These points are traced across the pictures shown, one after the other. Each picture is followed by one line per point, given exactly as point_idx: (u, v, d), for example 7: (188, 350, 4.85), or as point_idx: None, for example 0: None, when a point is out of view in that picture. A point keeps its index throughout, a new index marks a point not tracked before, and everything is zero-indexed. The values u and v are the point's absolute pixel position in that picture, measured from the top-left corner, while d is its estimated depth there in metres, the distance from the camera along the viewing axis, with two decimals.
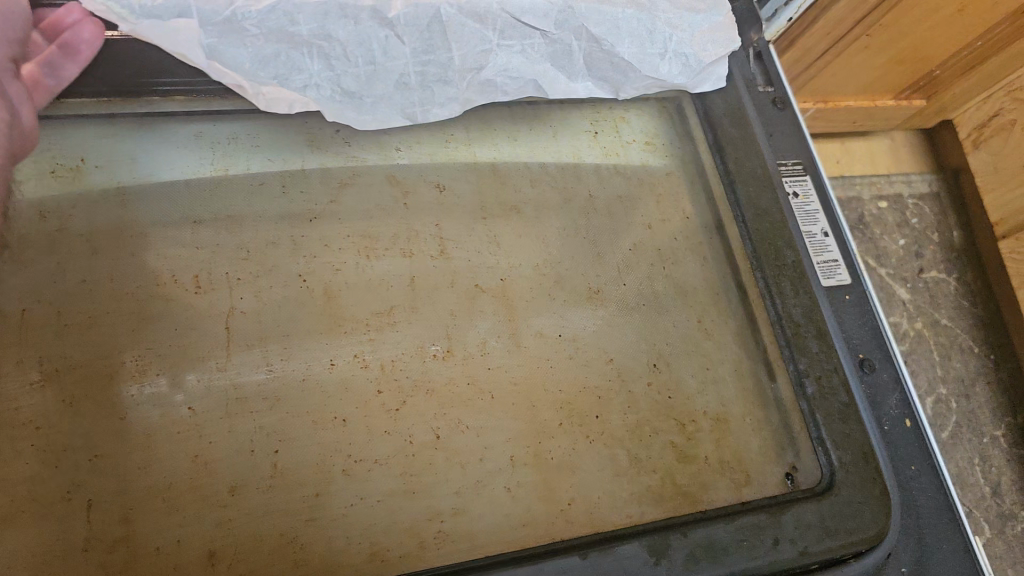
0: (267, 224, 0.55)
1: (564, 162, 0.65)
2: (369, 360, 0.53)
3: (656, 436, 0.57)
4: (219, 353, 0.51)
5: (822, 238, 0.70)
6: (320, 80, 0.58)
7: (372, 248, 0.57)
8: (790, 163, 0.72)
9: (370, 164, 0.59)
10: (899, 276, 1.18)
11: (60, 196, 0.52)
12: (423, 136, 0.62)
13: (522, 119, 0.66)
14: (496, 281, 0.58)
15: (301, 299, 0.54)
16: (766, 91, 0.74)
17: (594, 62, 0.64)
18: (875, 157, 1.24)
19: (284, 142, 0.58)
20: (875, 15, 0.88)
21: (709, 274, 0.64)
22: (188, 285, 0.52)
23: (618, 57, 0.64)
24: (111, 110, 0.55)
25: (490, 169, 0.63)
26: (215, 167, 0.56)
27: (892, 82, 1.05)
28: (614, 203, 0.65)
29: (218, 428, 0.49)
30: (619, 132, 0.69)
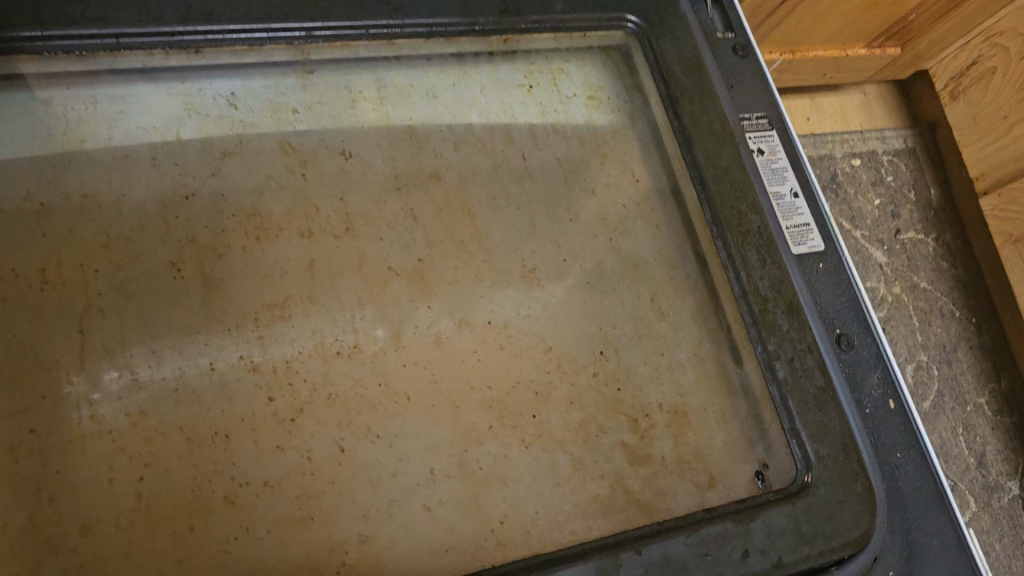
0: (132, 210, 0.46)
1: (493, 121, 0.57)
2: (258, 362, 0.45)
3: (604, 435, 0.49)
4: (69, 362, 0.42)
5: (791, 199, 0.62)
6: None
7: (263, 230, 0.49)
8: (754, 117, 0.64)
9: (260, 130, 0.51)
10: (875, 239, 1.11)
11: None
12: (323, 95, 0.53)
13: (442, 72, 0.57)
14: (412, 262, 0.51)
15: (175, 291, 0.45)
16: (726, 37, 0.66)
17: None
18: (847, 113, 1.17)
19: (152, 104, 0.49)
20: None
21: (662, 245, 0.57)
22: (32, 280, 0.43)
23: None
24: None
25: (405, 133, 0.55)
26: (69, 136, 0.47)
27: (863, 30, 0.97)
28: (552, 167, 0.58)
29: (68, 455, 0.40)
30: (558, 86, 0.60)
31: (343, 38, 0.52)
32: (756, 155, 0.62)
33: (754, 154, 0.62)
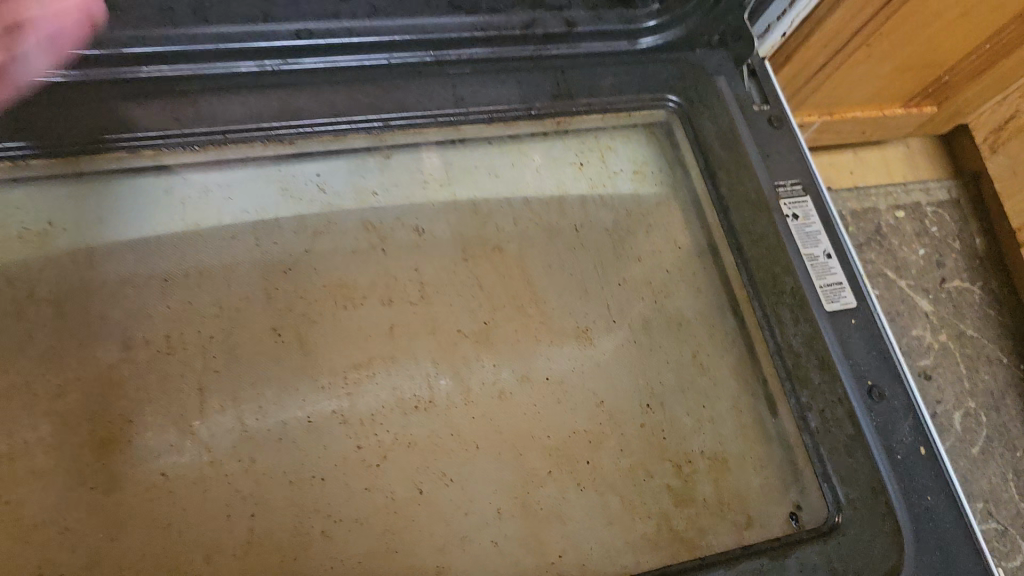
0: (239, 282, 0.55)
1: (546, 197, 0.64)
2: (348, 416, 0.52)
3: (652, 478, 0.55)
4: (191, 415, 0.50)
5: (824, 259, 0.67)
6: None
7: (351, 297, 0.57)
8: (789, 184, 0.70)
9: (345, 210, 0.59)
10: (920, 288, 1.15)
11: (27, 259, 0.52)
12: (398, 176, 0.62)
13: (501, 152, 0.65)
14: (478, 325, 0.58)
15: (276, 352, 0.53)
16: (762, 109, 0.72)
17: None
18: (891, 167, 1.22)
19: (255, 190, 0.58)
20: (872, 24, 0.80)
21: (703, 306, 0.63)
22: (160, 345, 0.51)
23: None
24: (80, 167, 0.53)
25: (469, 208, 0.62)
26: (187, 223, 0.56)
27: (901, 90, 0.97)
28: (603, 237, 0.64)
29: (191, 493, 0.48)
30: (606, 161, 0.68)
31: (414, 126, 0.60)
32: (790, 219, 0.68)
33: (789, 218, 0.67)
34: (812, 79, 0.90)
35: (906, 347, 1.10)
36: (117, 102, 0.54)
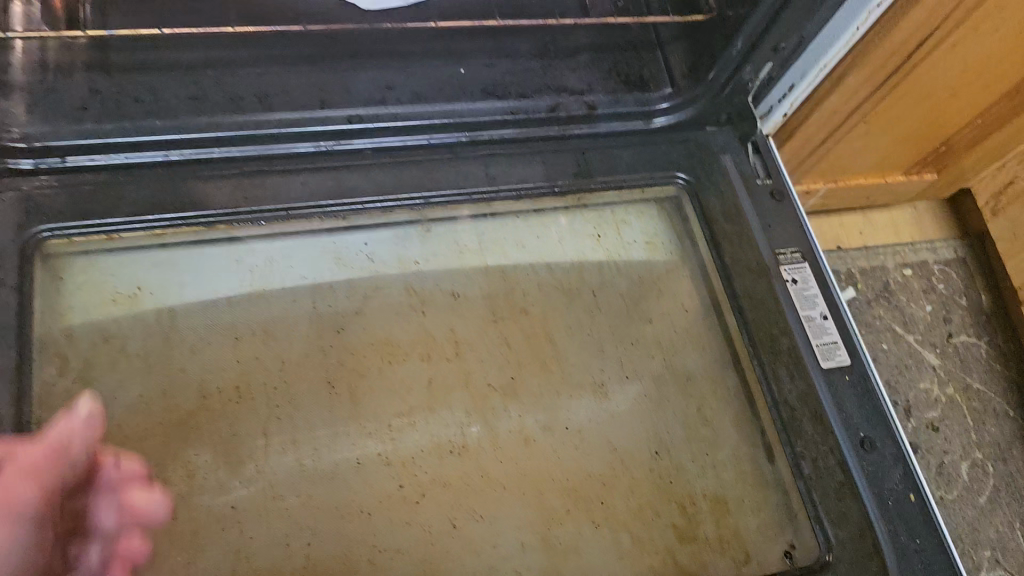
0: (298, 340, 0.64)
1: (567, 266, 0.72)
2: (392, 458, 0.60)
3: (658, 517, 0.62)
4: (256, 456, 0.59)
5: (821, 321, 0.70)
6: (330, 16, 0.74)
7: (395, 354, 0.65)
8: (788, 252, 0.73)
9: (390, 276, 0.68)
10: (927, 342, 1.20)
11: (121, 320, 0.62)
12: (437, 249, 0.70)
13: (527, 224, 0.72)
14: (506, 379, 0.66)
15: (331, 402, 0.62)
16: (765, 182, 0.77)
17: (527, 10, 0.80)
18: (899, 226, 1.28)
19: (312, 260, 0.67)
20: (867, 105, 0.86)
21: (708, 363, 0.70)
22: (230, 395, 0.61)
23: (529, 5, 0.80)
24: (162, 239, 0.63)
25: (499, 274, 0.71)
26: (252, 287, 0.65)
27: (901, 159, 1.03)
28: (618, 302, 0.72)
29: (256, 524, 0.56)
30: (620, 234, 0.75)
31: (450, 202, 0.69)
32: (789, 283, 0.71)
33: (787, 282, 0.71)
34: (814, 153, 0.96)
35: (913, 399, 1.15)
36: (191, 181, 0.63)
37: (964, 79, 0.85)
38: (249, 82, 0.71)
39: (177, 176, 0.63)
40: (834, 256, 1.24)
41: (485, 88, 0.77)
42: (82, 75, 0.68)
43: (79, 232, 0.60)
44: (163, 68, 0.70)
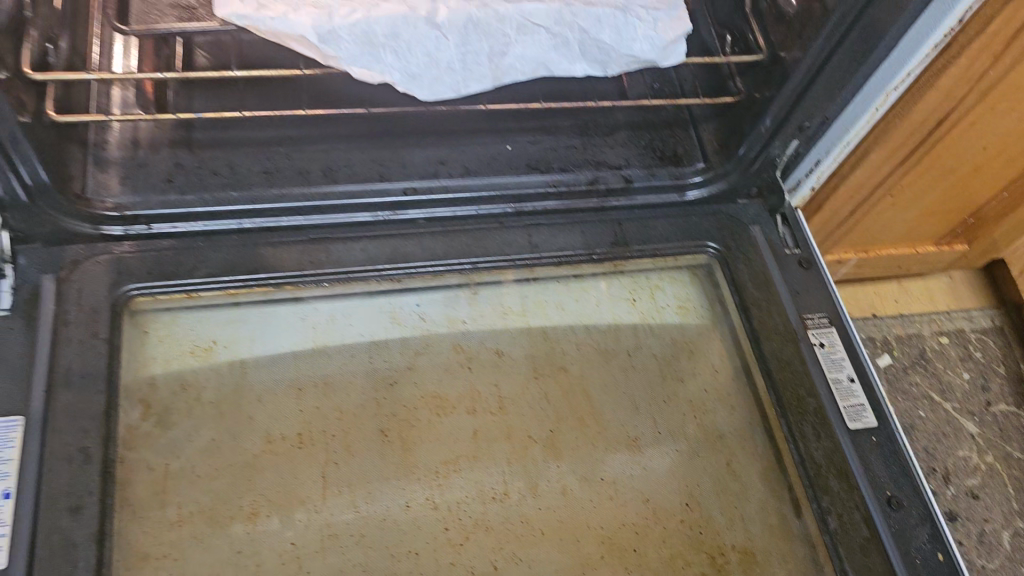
0: (356, 392, 0.70)
1: (604, 327, 0.77)
2: (438, 502, 0.66)
3: (688, 567, 0.66)
4: (315, 499, 0.65)
5: (848, 383, 0.74)
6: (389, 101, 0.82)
7: (443, 407, 0.71)
8: (815, 317, 0.78)
9: (440, 335, 0.74)
10: (965, 410, 1.22)
11: (198, 369, 0.69)
12: (484, 309, 0.76)
13: (567, 287, 0.78)
14: (546, 432, 0.70)
15: (384, 449, 0.68)
16: (793, 252, 0.83)
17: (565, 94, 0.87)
18: (935, 295, 1.31)
19: (370, 318, 0.74)
20: (891, 180, 0.91)
21: (737, 421, 0.74)
22: (293, 440, 0.67)
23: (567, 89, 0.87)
24: (235, 298, 0.71)
25: (540, 334, 0.76)
26: (315, 343, 0.72)
27: (929, 232, 1.07)
28: (652, 363, 0.76)
29: (314, 559, 0.62)
30: (655, 298, 0.80)
31: (496, 267, 0.75)
32: (816, 347, 0.75)
33: (814, 346, 0.75)
34: (842, 226, 1.00)
35: (951, 466, 1.16)
36: (265, 247, 0.72)
37: (985, 156, 0.90)
38: (316, 157, 0.79)
39: (254, 243, 0.72)
40: (870, 322, 1.27)
41: (531, 163, 0.83)
42: (168, 151, 0.77)
43: (164, 291, 0.69)
44: (240, 146, 0.78)
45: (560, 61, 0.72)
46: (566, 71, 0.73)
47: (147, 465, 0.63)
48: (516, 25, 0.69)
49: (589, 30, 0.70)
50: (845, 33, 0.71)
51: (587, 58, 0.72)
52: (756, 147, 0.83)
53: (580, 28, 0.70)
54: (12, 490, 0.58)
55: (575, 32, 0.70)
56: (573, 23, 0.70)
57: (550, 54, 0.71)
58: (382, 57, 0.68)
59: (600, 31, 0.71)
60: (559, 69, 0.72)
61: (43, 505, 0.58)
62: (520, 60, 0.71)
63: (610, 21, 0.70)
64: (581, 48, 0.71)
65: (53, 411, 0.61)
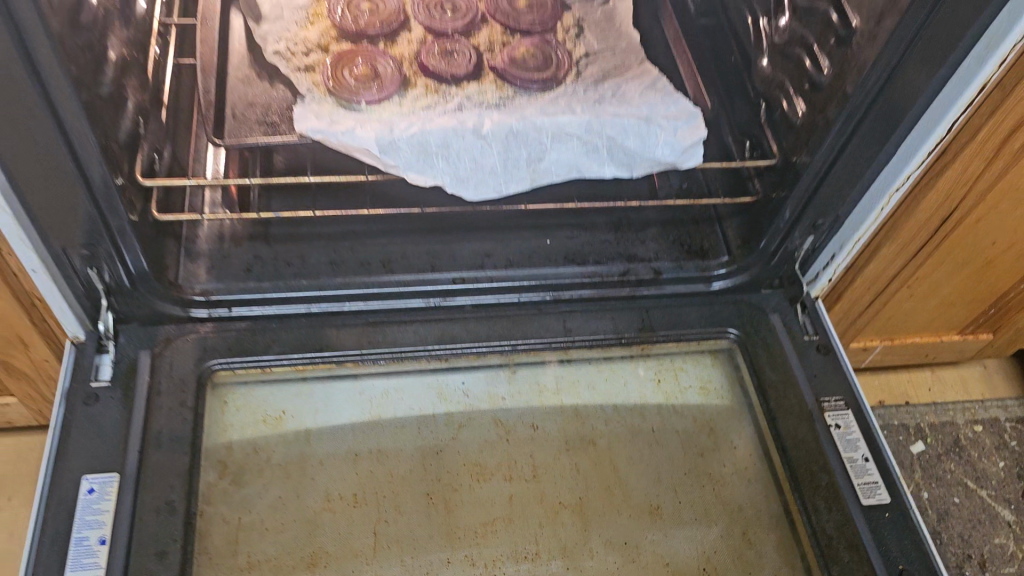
0: (405, 459, 0.79)
1: (630, 405, 0.85)
2: (476, 560, 0.74)
3: None
4: (367, 553, 0.73)
5: (863, 462, 0.79)
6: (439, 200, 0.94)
7: (482, 472, 0.79)
8: (831, 400, 0.83)
9: (481, 410, 0.83)
10: (1002, 498, 1.23)
11: (268, 435, 0.79)
12: (521, 388, 0.84)
13: (598, 369, 0.86)
14: (575, 498, 0.78)
15: (429, 510, 0.76)
16: (811, 338, 0.89)
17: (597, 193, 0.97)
18: (969, 385, 1.35)
19: (420, 393, 0.83)
20: (906, 273, 0.97)
21: (753, 494, 0.80)
22: (349, 500, 0.76)
23: (599, 188, 0.98)
24: (304, 373, 0.82)
25: (572, 412, 0.83)
26: (371, 415, 0.81)
27: (952, 322, 1.12)
28: (674, 438, 0.83)
29: None
30: (679, 379, 0.87)
31: (534, 349, 0.84)
32: (831, 428, 0.81)
33: (830, 427, 0.81)
34: (865, 315, 1.06)
35: (988, 553, 1.17)
36: (332, 329, 0.83)
37: (997, 250, 0.96)
38: (376, 251, 0.90)
39: (323, 325, 0.83)
40: (903, 409, 1.31)
41: (568, 256, 0.93)
42: (248, 245, 0.89)
43: (242, 365, 0.80)
44: (310, 240, 0.90)
45: (590, 163, 0.81)
46: (597, 173, 0.82)
47: (222, 518, 0.73)
48: (551, 133, 0.79)
49: (615, 138, 0.80)
50: (846, 139, 0.79)
51: (615, 161, 0.81)
52: (776, 238, 0.91)
53: (608, 136, 0.79)
54: (107, 537, 0.67)
55: (604, 140, 0.79)
56: (601, 132, 0.79)
57: (582, 158, 0.81)
58: (435, 163, 0.78)
59: (626, 139, 0.80)
60: (590, 171, 0.82)
61: (134, 550, 0.67)
62: (555, 164, 0.81)
63: (634, 130, 0.79)
64: (610, 153, 0.81)
65: (145, 468, 0.71)
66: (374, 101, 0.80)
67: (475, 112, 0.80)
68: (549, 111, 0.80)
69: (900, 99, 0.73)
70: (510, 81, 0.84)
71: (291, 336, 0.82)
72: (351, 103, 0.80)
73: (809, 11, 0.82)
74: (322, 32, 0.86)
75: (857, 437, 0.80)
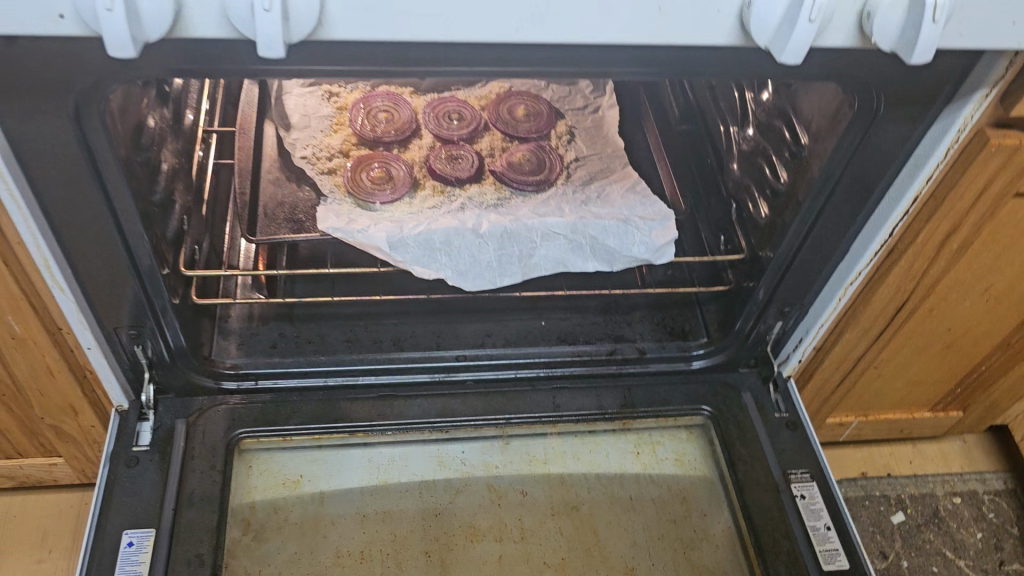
0: (407, 521, 0.89)
1: (611, 474, 0.94)
2: None
3: None
4: None
5: (824, 530, 0.87)
6: (446, 289, 1.05)
7: (475, 533, 0.89)
8: (798, 472, 0.92)
9: (476, 477, 0.92)
10: (979, 568, 1.29)
11: (286, 496, 0.88)
12: (513, 456, 0.94)
13: (583, 441, 0.96)
14: (557, 559, 0.88)
15: (427, 568, 0.86)
16: (782, 415, 0.97)
17: (587, 281, 1.08)
18: (948, 459, 1.42)
19: (421, 461, 0.93)
20: (870, 357, 1.06)
21: (721, 557, 0.88)
22: (356, 556, 0.86)
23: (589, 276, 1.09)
24: (319, 441, 0.91)
25: (558, 479, 0.93)
26: (378, 479, 0.91)
27: (921, 400, 1.20)
28: (650, 505, 0.92)
29: None
30: (657, 452, 0.96)
31: (525, 423, 0.94)
32: (797, 498, 0.89)
33: (796, 497, 0.89)
34: (836, 393, 1.14)
35: None
36: (344, 400, 0.93)
37: (953, 336, 1.04)
38: (388, 331, 1.01)
39: (337, 398, 0.93)
40: (884, 481, 1.38)
41: (560, 335, 1.03)
42: (274, 324, 1.00)
43: (266, 434, 0.90)
44: (330, 321, 1.01)
45: (576, 259, 0.92)
46: (582, 268, 0.92)
47: (244, 571, 0.82)
48: (541, 233, 0.91)
49: (597, 236, 0.91)
50: (799, 245, 0.89)
51: (597, 257, 0.92)
52: (751, 318, 0.99)
53: (590, 235, 0.91)
54: None
55: (587, 239, 0.91)
56: (585, 232, 0.91)
57: (568, 254, 0.92)
58: (440, 259, 0.89)
59: (606, 237, 0.91)
60: (576, 266, 0.92)
61: None
62: (545, 259, 0.92)
63: (614, 230, 0.92)
64: (592, 250, 0.92)
65: (178, 524, 0.81)
66: (389, 201, 0.93)
67: (475, 213, 0.92)
68: (540, 211, 0.93)
69: (838, 216, 0.85)
70: (508, 183, 0.97)
71: (307, 407, 0.92)
72: (367, 203, 0.93)
73: (768, 126, 0.92)
74: (344, 139, 0.99)
75: (820, 507, 0.88)
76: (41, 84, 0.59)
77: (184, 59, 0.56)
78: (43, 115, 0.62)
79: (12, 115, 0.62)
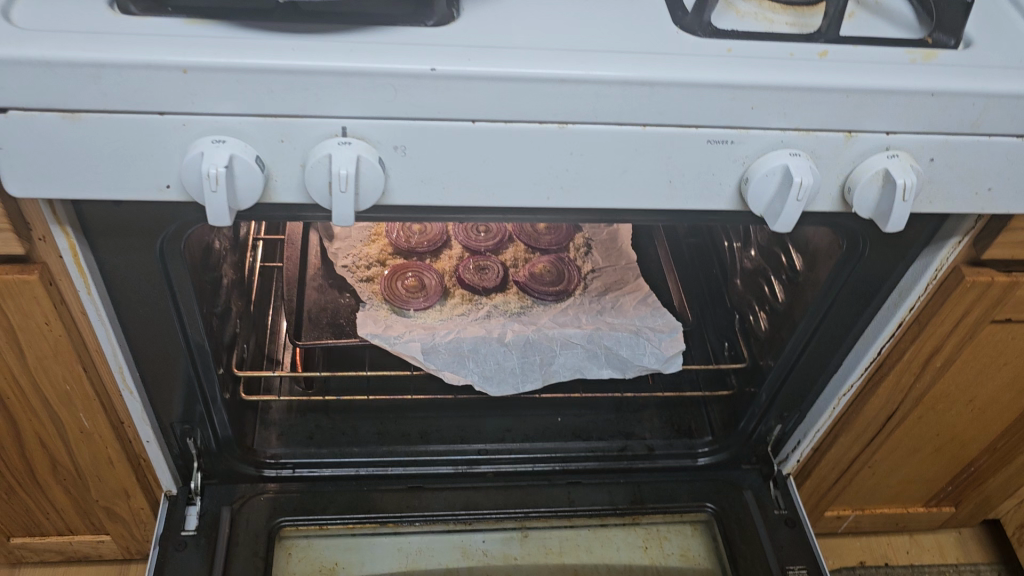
0: None
1: (620, 567, 1.02)
2: None
3: None
4: None
5: None
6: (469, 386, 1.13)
7: None
8: (795, 569, 0.99)
9: (496, 567, 1.01)
10: None
11: None
12: (531, 547, 1.03)
13: (594, 534, 1.04)
14: None
15: None
16: (781, 512, 1.04)
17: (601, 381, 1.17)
18: (944, 550, 1.48)
19: (446, 551, 1.01)
20: (864, 458, 1.13)
21: None
22: None
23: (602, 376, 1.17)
24: (354, 530, 1.00)
25: (572, 570, 1.02)
26: (405, 566, 1.00)
27: (915, 495, 1.27)
28: None
29: None
30: (663, 546, 1.04)
31: (542, 516, 1.02)
32: None
33: None
34: (834, 488, 1.21)
35: None
36: (375, 491, 1.02)
37: (942, 440, 1.11)
38: (416, 424, 1.09)
39: (370, 490, 1.02)
40: (882, 570, 1.43)
41: (575, 432, 1.11)
42: (310, 416, 1.08)
43: (305, 523, 0.99)
44: (361, 415, 1.10)
45: (591, 367, 1.00)
46: (597, 376, 0.99)
47: None
48: (560, 342, 1.01)
49: (612, 347, 1.01)
50: (795, 359, 0.97)
51: (611, 365, 1.00)
52: (754, 419, 1.06)
53: (605, 344, 1.01)
54: None
55: (602, 348, 1.01)
56: (600, 342, 1.01)
57: (585, 361, 1.00)
58: (467, 364, 0.98)
59: (620, 348, 1.00)
60: (591, 372, 0.99)
61: None
62: (564, 367, 0.99)
63: (627, 340, 1.01)
64: (607, 358, 1.00)
65: None
66: (421, 307, 1.03)
67: (500, 322, 1.03)
68: (559, 320, 1.04)
69: (831, 337, 0.94)
70: (529, 292, 1.06)
71: (341, 497, 1.01)
72: (403, 309, 1.02)
73: (767, 249, 1.02)
74: (381, 250, 1.09)
75: None
76: (139, 225, 0.70)
77: (266, 216, 0.66)
78: (134, 248, 0.72)
79: (108, 249, 0.72)
